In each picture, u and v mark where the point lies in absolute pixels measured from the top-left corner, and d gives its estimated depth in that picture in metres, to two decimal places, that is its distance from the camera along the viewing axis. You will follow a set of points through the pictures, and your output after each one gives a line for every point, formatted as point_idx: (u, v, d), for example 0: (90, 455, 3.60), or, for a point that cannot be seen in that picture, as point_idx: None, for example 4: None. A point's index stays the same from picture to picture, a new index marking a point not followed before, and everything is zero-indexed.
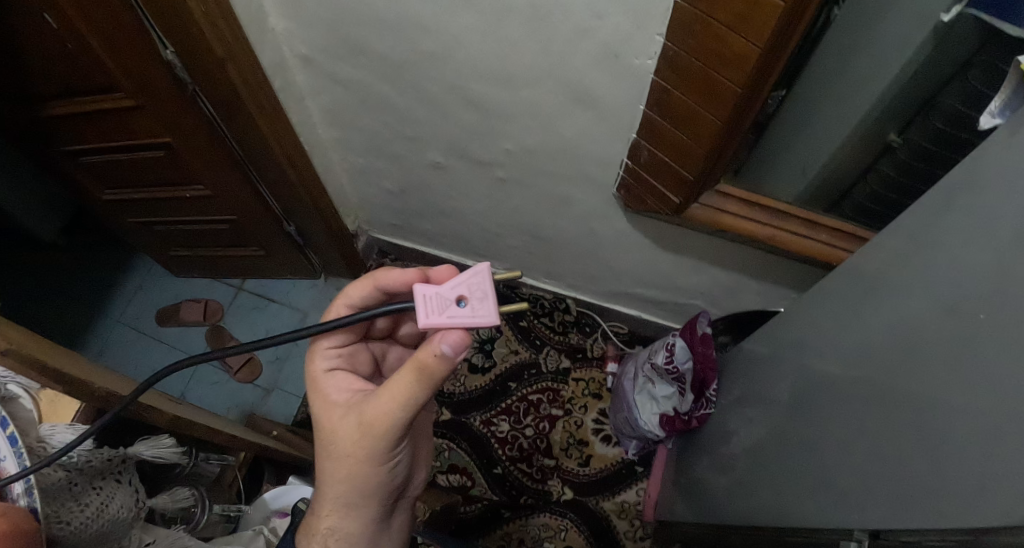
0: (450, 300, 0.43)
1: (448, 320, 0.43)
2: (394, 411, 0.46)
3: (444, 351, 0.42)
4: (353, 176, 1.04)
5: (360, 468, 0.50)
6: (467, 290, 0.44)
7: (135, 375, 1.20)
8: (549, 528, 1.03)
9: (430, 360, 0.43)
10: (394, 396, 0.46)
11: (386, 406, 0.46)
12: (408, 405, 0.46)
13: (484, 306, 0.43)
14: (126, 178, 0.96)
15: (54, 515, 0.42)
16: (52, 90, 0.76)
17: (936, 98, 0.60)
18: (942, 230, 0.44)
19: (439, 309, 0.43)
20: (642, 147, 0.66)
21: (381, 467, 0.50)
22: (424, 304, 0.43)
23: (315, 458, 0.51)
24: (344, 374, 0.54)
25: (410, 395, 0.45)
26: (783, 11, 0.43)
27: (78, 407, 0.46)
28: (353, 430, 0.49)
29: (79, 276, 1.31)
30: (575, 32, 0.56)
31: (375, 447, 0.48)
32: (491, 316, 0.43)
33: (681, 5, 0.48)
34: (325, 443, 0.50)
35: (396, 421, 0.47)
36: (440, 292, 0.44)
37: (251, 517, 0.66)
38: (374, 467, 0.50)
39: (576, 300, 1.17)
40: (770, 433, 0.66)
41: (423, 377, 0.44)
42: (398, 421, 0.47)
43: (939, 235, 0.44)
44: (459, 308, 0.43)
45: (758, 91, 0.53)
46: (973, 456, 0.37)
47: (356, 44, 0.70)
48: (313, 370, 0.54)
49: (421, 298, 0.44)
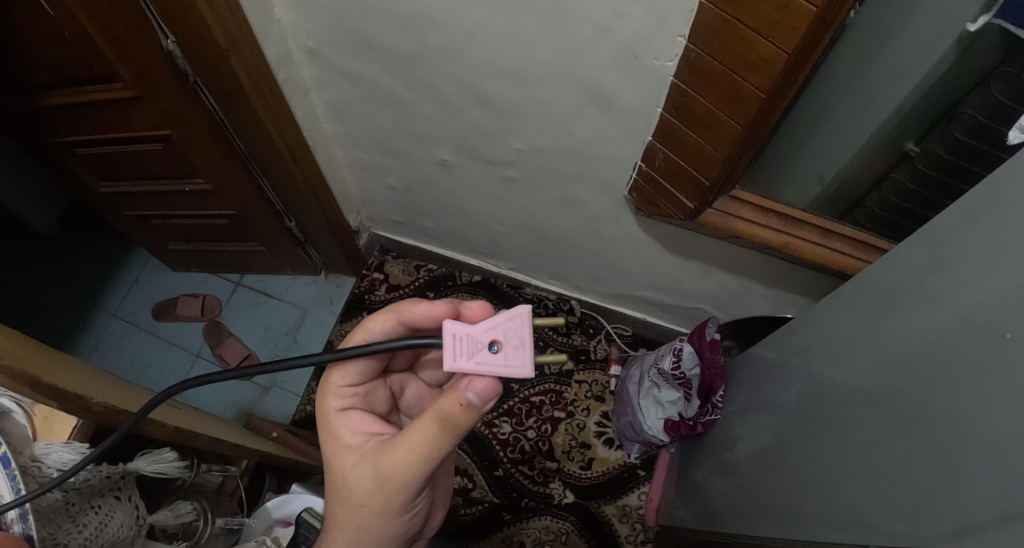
0: (482, 344, 0.45)
1: (476, 365, 0.45)
2: (415, 462, 0.48)
3: (471, 400, 0.44)
4: (357, 172, 1.02)
5: (373, 517, 0.51)
6: (501, 336, 0.45)
7: (131, 370, 1.18)
8: (550, 531, 1.02)
9: (456, 409, 0.45)
10: (410, 450, 0.48)
11: (402, 458, 0.49)
12: (425, 460, 0.48)
13: (516, 354, 0.45)
14: (124, 171, 0.94)
15: (51, 538, 0.41)
16: (49, 79, 0.74)
17: (956, 108, 0.58)
18: (957, 247, 0.40)
19: (470, 353, 0.45)
20: (657, 150, 0.65)
21: (395, 517, 0.52)
22: (454, 345, 0.45)
23: (328, 502, 0.53)
24: (359, 415, 0.56)
25: (427, 449, 0.48)
26: (815, 17, 0.41)
27: (76, 424, 0.44)
28: (370, 479, 0.51)
29: (75, 268, 1.29)
30: (594, 31, 0.54)
31: (391, 497, 0.50)
32: (522, 368, 0.45)
33: (707, 7, 0.47)
34: (338, 489, 0.52)
35: (412, 474, 0.49)
36: (472, 335, 0.45)
37: (253, 527, 0.65)
38: (388, 518, 0.52)
39: (581, 301, 1.16)
40: (775, 443, 0.65)
41: (446, 427, 0.46)
42: (413, 474, 0.49)
43: (953, 252, 0.41)
44: (490, 353, 0.45)
45: (783, 98, 0.51)
46: (992, 481, 0.35)
47: (364, 37, 0.68)
48: (327, 411, 0.56)
49: (451, 337, 0.45)
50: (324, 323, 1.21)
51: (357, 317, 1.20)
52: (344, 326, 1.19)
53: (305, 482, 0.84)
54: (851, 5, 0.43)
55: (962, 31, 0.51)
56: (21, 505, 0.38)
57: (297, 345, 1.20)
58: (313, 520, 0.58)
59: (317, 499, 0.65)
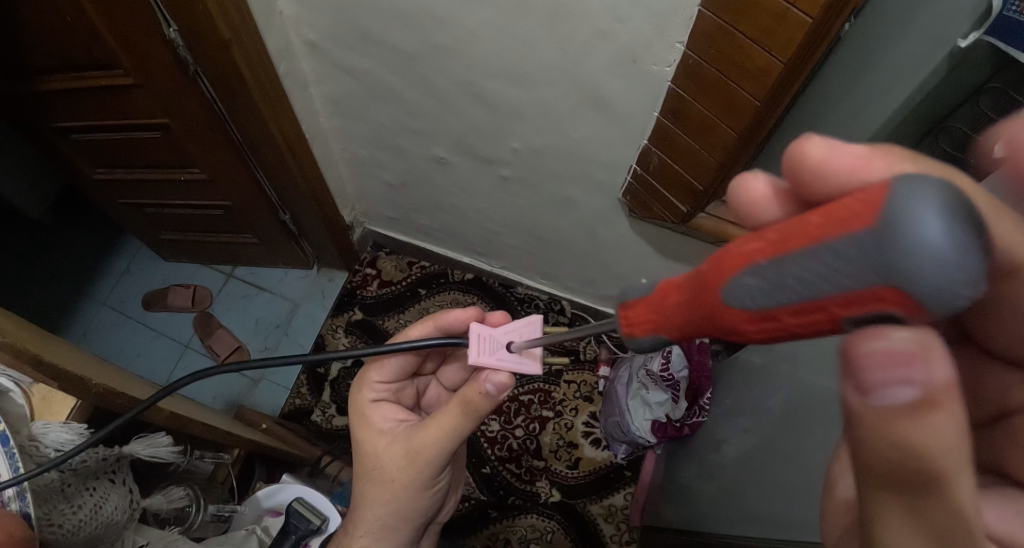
0: (502, 344, 0.48)
1: (496, 360, 0.47)
2: (442, 440, 0.50)
3: (489, 390, 0.46)
4: (353, 167, 1.02)
5: (403, 494, 0.52)
6: (517, 338, 0.48)
7: (118, 358, 1.18)
8: (536, 530, 1.03)
9: (476, 397, 0.47)
10: (437, 429, 0.50)
11: (430, 436, 0.50)
12: (452, 437, 0.50)
13: (532, 354, 0.48)
14: (117, 157, 0.93)
15: (46, 518, 0.41)
16: (46, 64, 0.74)
17: (946, 119, 0.52)
18: None
19: (491, 350, 0.47)
20: (652, 154, 0.66)
21: (423, 493, 0.53)
22: (478, 344, 0.47)
23: (358, 482, 0.54)
24: (391, 405, 0.57)
25: (454, 427, 0.49)
26: (811, 29, 0.43)
27: (74, 405, 0.44)
28: (398, 458, 0.52)
29: (64, 255, 1.28)
30: (595, 34, 0.55)
31: (418, 475, 0.51)
32: (536, 365, 0.47)
33: (704, 15, 0.48)
34: (369, 469, 0.53)
35: (441, 450, 0.50)
36: (493, 334, 0.48)
37: (242, 516, 0.63)
38: (417, 494, 0.52)
39: (571, 302, 1.17)
40: (762, 444, 0.69)
41: (468, 410, 0.48)
42: (441, 452, 0.50)
43: None
44: (508, 351, 0.47)
45: (778, 108, 0.52)
46: None
47: (366, 33, 0.69)
48: (361, 401, 0.57)
49: (475, 337, 0.47)
50: (315, 318, 1.21)
51: (348, 312, 1.20)
52: (335, 321, 1.19)
53: (295, 472, 0.85)
54: (846, 18, 0.44)
55: (952, 47, 0.48)
56: (19, 484, 0.38)
57: (287, 340, 1.19)
58: (305, 510, 0.57)
59: (308, 489, 0.64)
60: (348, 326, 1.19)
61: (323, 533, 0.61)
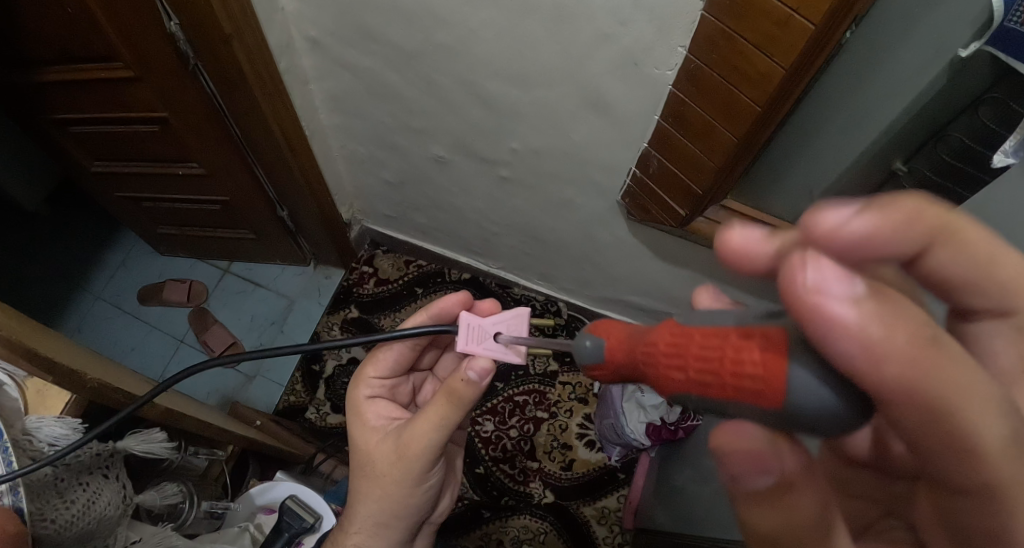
0: (490, 334, 0.48)
1: (481, 349, 0.48)
2: (430, 436, 0.50)
3: (470, 377, 0.46)
4: (352, 165, 1.02)
5: (393, 491, 0.52)
6: (505, 330, 0.49)
7: (112, 352, 1.17)
8: (529, 531, 1.03)
9: (459, 385, 0.47)
10: (425, 425, 0.50)
11: (419, 432, 0.50)
12: (440, 429, 0.49)
13: (517, 348, 0.48)
14: (115, 150, 0.93)
15: (39, 513, 0.41)
16: (45, 55, 0.73)
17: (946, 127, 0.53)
18: None
19: (478, 339, 0.48)
20: (651, 156, 0.66)
21: (416, 490, 0.53)
22: (466, 332, 0.48)
23: (352, 478, 0.54)
24: (385, 403, 0.57)
25: (441, 419, 0.49)
26: (813, 34, 0.43)
27: (69, 399, 0.44)
28: (388, 454, 0.52)
29: (59, 248, 1.27)
30: (597, 37, 0.55)
31: (408, 471, 0.51)
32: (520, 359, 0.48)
33: (707, 19, 0.48)
34: (361, 465, 0.53)
35: (431, 446, 0.50)
36: (482, 324, 0.49)
37: (236, 512, 0.63)
38: (410, 489, 0.52)
39: (568, 304, 1.17)
40: None
41: (453, 403, 0.48)
42: (430, 449, 0.50)
43: None
44: (494, 341, 0.48)
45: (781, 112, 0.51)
46: None
47: (368, 31, 0.69)
48: (358, 397, 0.57)
49: (464, 324, 0.48)
50: (311, 316, 1.20)
51: (345, 310, 1.20)
52: (331, 318, 1.19)
53: (288, 469, 0.85)
54: (848, 28, 0.44)
55: (953, 56, 0.49)
56: (11, 480, 0.38)
57: (284, 335, 1.19)
58: (298, 509, 0.57)
59: (302, 487, 0.64)
60: (343, 324, 1.18)
61: (316, 531, 0.60)
